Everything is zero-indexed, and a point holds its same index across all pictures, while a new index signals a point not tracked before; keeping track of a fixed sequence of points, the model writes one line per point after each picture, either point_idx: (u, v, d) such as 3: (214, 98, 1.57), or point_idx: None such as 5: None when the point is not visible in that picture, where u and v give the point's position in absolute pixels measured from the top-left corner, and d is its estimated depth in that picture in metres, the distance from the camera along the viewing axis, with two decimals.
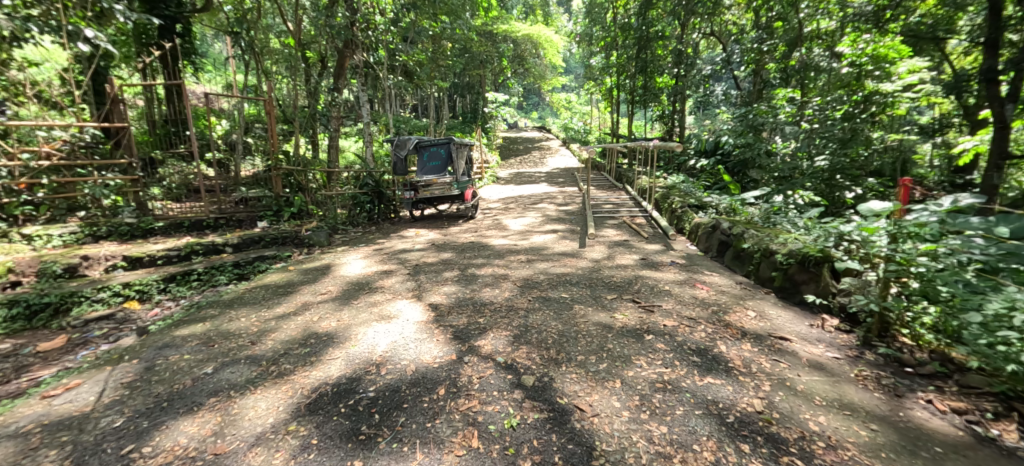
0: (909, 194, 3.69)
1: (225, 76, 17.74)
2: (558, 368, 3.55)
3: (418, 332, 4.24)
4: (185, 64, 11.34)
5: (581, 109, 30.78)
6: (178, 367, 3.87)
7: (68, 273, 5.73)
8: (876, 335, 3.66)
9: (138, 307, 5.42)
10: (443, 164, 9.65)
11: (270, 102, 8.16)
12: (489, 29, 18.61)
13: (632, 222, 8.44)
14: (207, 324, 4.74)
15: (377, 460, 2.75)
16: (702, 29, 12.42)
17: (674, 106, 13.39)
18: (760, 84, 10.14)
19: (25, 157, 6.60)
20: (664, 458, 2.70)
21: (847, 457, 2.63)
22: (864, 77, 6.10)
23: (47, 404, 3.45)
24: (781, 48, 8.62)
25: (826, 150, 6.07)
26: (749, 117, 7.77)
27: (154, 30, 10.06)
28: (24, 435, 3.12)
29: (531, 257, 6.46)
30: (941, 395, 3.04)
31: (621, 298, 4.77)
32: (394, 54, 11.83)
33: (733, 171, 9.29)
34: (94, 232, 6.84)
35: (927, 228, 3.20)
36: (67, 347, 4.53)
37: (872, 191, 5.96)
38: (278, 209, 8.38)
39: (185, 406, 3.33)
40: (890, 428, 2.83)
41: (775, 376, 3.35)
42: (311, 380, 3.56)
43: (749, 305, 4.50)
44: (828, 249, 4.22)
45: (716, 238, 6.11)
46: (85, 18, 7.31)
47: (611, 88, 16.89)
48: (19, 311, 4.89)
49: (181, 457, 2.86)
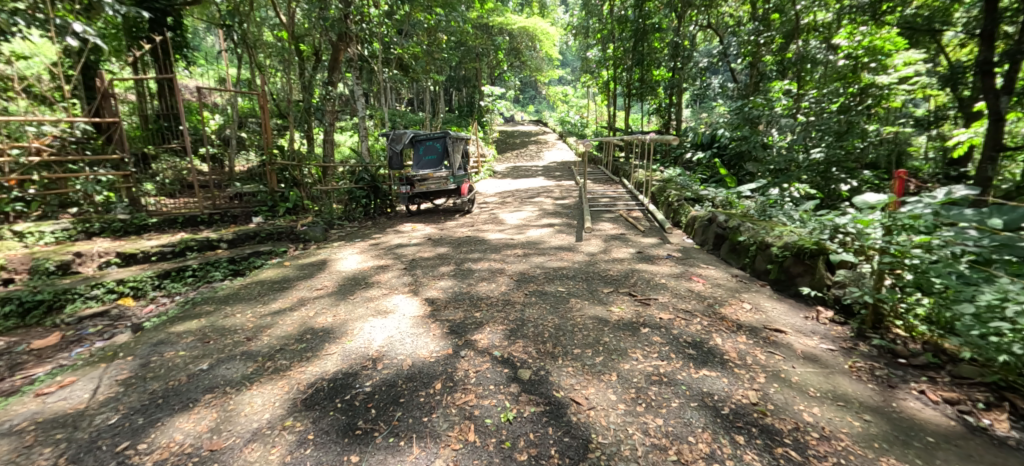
0: (904, 186, 3.67)
1: (218, 70, 17.67)
2: (555, 361, 3.56)
3: (414, 326, 4.25)
4: (177, 58, 11.22)
5: (578, 102, 30.78)
6: (174, 363, 3.86)
7: (61, 271, 5.70)
8: (870, 326, 3.69)
9: (132, 303, 5.39)
10: (439, 158, 9.63)
11: (265, 96, 7.92)
12: (484, 22, 18.49)
13: (628, 216, 8.45)
14: (202, 320, 4.72)
15: (373, 455, 2.75)
16: (699, 22, 12.37)
17: (671, 99, 13.30)
18: (756, 77, 10.01)
19: (14, 153, 6.45)
20: (660, 450, 2.71)
21: (840, 447, 2.65)
22: (860, 69, 6.28)
23: (41, 401, 3.45)
24: (778, 40, 8.59)
25: (823, 143, 6.02)
26: (745, 110, 7.70)
27: (145, 23, 9.96)
28: (18, 433, 3.11)
29: (528, 251, 6.46)
30: (934, 386, 3.07)
31: (617, 292, 4.79)
32: (389, 48, 11.71)
33: (730, 164, 9.32)
34: (87, 229, 6.79)
35: (921, 221, 3.20)
36: (60, 344, 4.51)
37: (867, 184, 6.01)
38: (274, 204, 8.34)
39: (180, 403, 3.33)
40: (883, 418, 2.86)
41: (770, 368, 3.37)
42: (307, 376, 3.56)
43: (744, 297, 4.51)
44: (823, 242, 4.21)
45: (712, 231, 6.12)
46: (72, 11, 7.17)
47: (609, 82, 16.35)
48: (12, 309, 4.85)
49: (176, 454, 2.85)
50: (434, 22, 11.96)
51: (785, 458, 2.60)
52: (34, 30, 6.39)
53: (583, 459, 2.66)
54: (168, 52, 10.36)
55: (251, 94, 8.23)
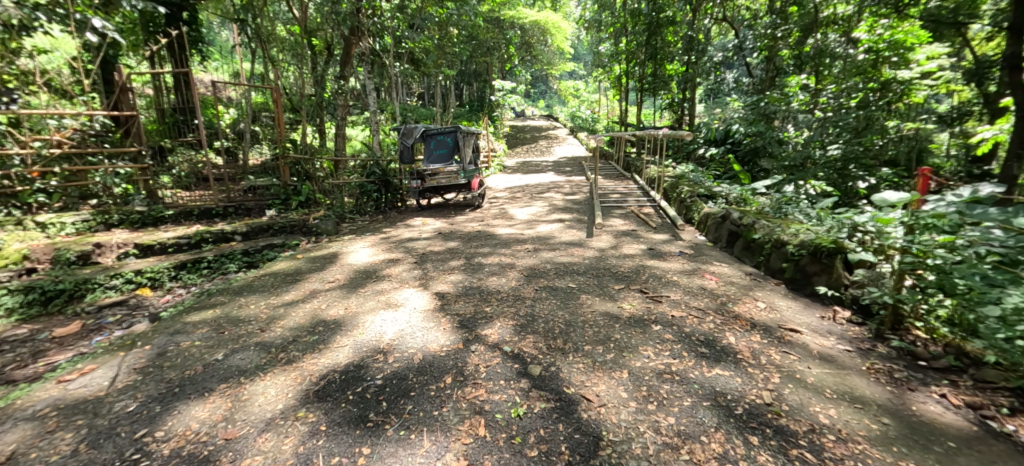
0: (927, 184, 3.55)
1: (233, 64, 17.95)
2: (565, 357, 3.55)
3: (425, 321, 4.24)
4: (192, 53, 11.38)
5: (589, 96, 30.60)
6: (189, 353, 3.91)
7: (81, 261, 5.81)
8: (889, 327, 3.61)
9: (150, 294, 5.48)
10: (450, 152, 9.58)
11: (277, 90, 7.87)
12: (495, 16, 18.43)
13: (639, 212, 8.37)
14: (217, 310, 4.78)
15: (384, 447, 2.76)
16: (713, 15, 12.17)
17: (684, 94, 13.15)
18: (772, 72, 9.75)
19: (36, 145, 6.68)
20: (671, 449, 2.68)
21: (858, 451, 2.60)
22: (880, 64, 6.02)
23: (62, 388, 3.51)
24: (796, 34, 8.42)
25: (840, 139, 5.92)
26: (761, 105, 7.62)
27: (162, 18, 10.12)
28: (41, 418, 3.18)
29: (538, 246, 6.44)
30: (955, 390, 3.00)
31: (628, 289, 4.74)
32: (400, 42, 11.74)
33: (744, 160, 9.19)
34: (106, 220, 6.87)
35: (946, 219, 3.11)
36: (81, 333, 4.59)
37: (886, 180, 5.78)
38: (286, 197, 8.43)
39: (196, 392, 3.37)
40: (901, 422, 2.80)
41: (785, 368, 3.32)
42: (319, 367, 3.58)
43: (758, 296, 4.45)
44: (842, 240, 4.15)
45: (725, 229, 6.03)
46: (92, 7, 7.29)
47: (621, 76, 16.26)
48: (35, 297, 4.97)
49: (192, 442, 2.89)
50: (444, 16, 11.96)
51: (800, 459, 2.56)
52: (55, 26, 6.52)
53: (594, 457, 2.64)
54: (183, 47, 10.53)
55: (264, 87, 8.22)
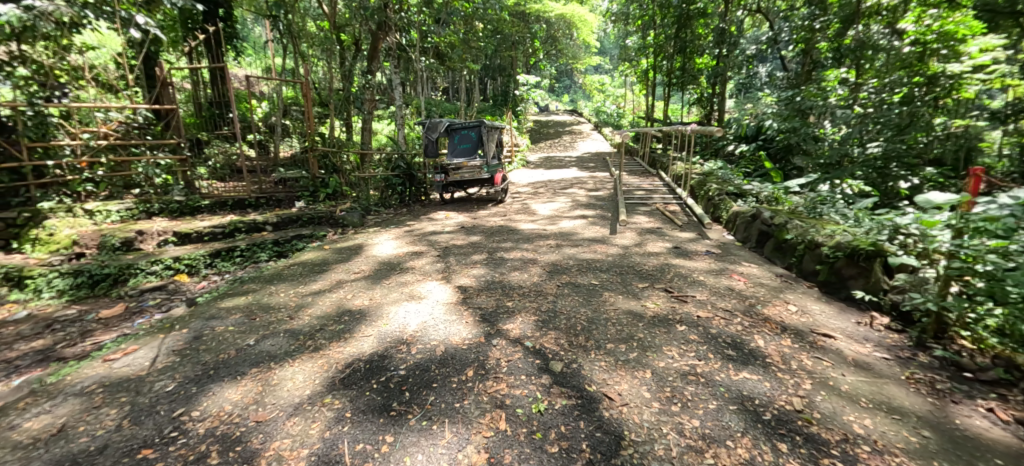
0: (979, 184, 3.31)
1: (265, 59, 18.38)
2: (587, 355, 3.51)
3: (447, 313, 4.26)
4: (228, 48, 11.70)
5: (615, 91, 30.15)
6: (223, 338, 4.02)
7: (124, 247, 6.04)
8: (931, 336, 3.44)
9: (187, 280, 5.66)
10: (474, 146, 9.52)
11: (307, 85, 7.89)
12: (522, 10, 18.30)
13: (665, 209, 8.21)
14: (248, 297, 4.92)
15: (407, 436, 2.78)
16: (747, 7, 11.77)
17: (714, 88, 12.80)
18: (810, 65, 9.39)
19: (86, 137, 6.95)
20: (695, 452, 2.62)
21: (895, 462, 2.49)
22: (927, 57, 5.85)
23: (107, 366, 3.67)
24: (835, 25, 8.09)
25: (881, 136, 5.75)
26: (797, 101, 7.39)
27: (200, 15, 10.43)
28: (88, 394, 3.32)
29: (561, 242, 6.38)
30: (1003, 404, 2.84)
31: (653, 287, 4.65)
32: (427, 36, 11.78)
33: (776, 157, 8.90)
34: (148, 209, 7.13)
35: (999, 223, 2.93)
36: (125, 315, 4.79)
37: (931, 181, 5.42)
38: (315, 189, 8.58)
39: (230, 375, 3.47)
40: (943, 435, 2.66)
41: (817, 374, 3.20)
42: (345, 356, 3.64)
43: (789, 299, 4.30)
44: (881, 243, 3.98)
45: (755, 228, 5.85)
46: (134, 4, 7.57)
47: (649, 70, 15.94)
48: (83, 280, 5.22)
49: (226, 422, 2.98)
50: (471, 10, 11.92)
51: None
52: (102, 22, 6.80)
53: (615, 456, 2.60)
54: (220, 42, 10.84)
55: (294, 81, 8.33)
